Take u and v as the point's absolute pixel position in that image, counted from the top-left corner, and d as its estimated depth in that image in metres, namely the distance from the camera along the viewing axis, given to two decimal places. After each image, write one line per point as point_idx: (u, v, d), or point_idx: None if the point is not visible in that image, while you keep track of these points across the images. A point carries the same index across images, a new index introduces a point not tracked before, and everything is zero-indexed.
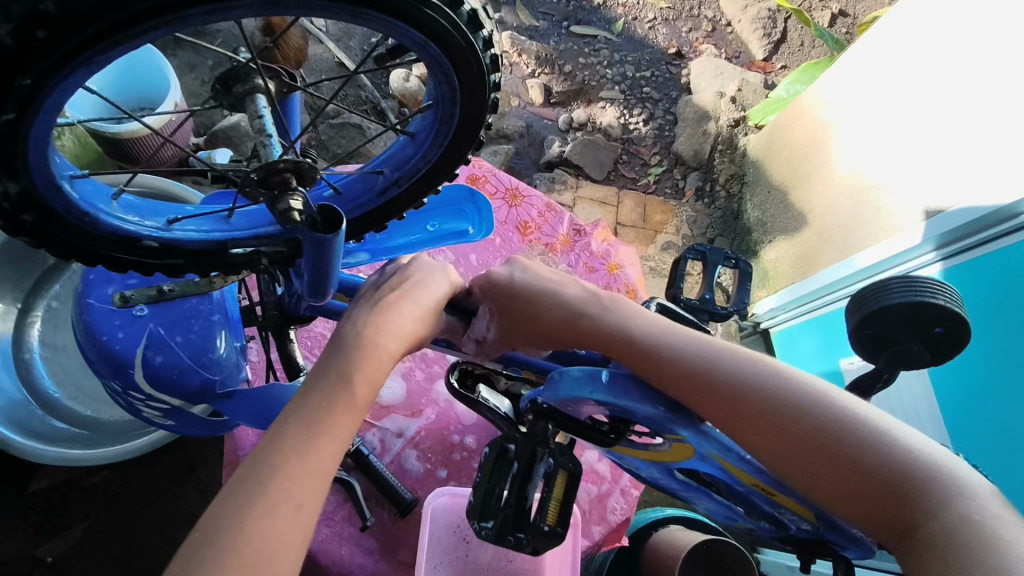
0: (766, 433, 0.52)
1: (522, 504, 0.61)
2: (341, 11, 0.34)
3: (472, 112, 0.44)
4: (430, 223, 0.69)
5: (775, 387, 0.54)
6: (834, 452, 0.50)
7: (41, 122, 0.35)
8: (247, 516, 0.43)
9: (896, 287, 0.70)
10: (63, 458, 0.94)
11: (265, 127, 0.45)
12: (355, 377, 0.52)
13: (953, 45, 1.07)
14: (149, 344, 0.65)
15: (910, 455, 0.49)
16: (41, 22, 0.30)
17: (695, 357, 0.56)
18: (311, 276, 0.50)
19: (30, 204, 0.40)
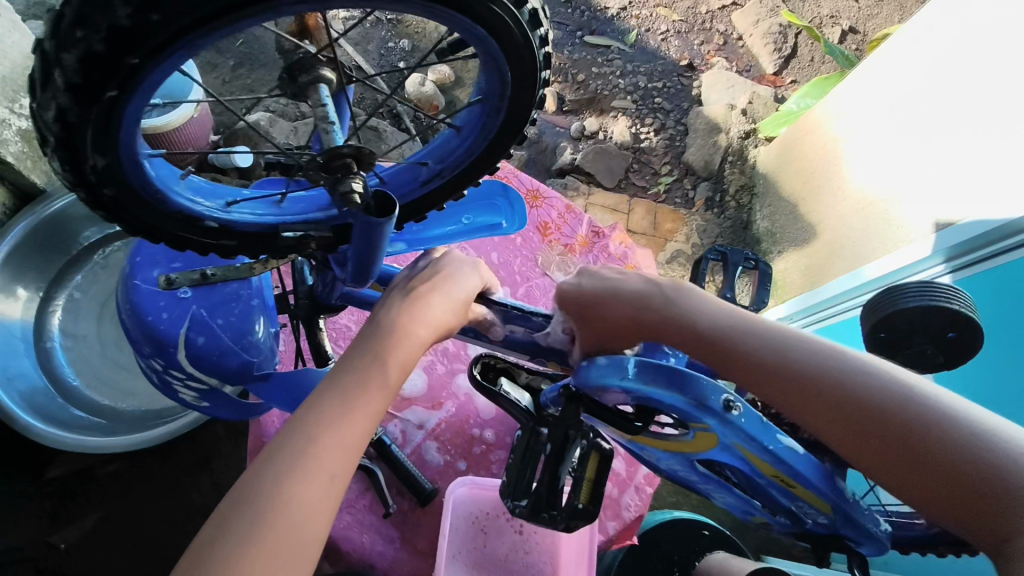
0: (848, 425, 0.54)
1: (556, 485, 0.63)
2: (414, 5, 0.35)
3: (520, 107, 0.47)
4: (465, 216, 0.71)
5: (862, 378, 0.55)
6: (918, 448, 0.52)
7: (137, 102, 0.37)
8: (286, 480, 0.45)
9: (911, 291, 0.72)
10: (82, 445, 0.96)
11: (327, 115, 0.47)
12: (389, 358, 0.54)
13: (965, 63, 1.09)
14: (192, 325, 0.67)
15: (998, 452, 0.50)
16: (156, 5, 0.32)
17: (781, 353, 0.58)
18: (357, 261, 0.52)
19: (112, 177, 0.41)
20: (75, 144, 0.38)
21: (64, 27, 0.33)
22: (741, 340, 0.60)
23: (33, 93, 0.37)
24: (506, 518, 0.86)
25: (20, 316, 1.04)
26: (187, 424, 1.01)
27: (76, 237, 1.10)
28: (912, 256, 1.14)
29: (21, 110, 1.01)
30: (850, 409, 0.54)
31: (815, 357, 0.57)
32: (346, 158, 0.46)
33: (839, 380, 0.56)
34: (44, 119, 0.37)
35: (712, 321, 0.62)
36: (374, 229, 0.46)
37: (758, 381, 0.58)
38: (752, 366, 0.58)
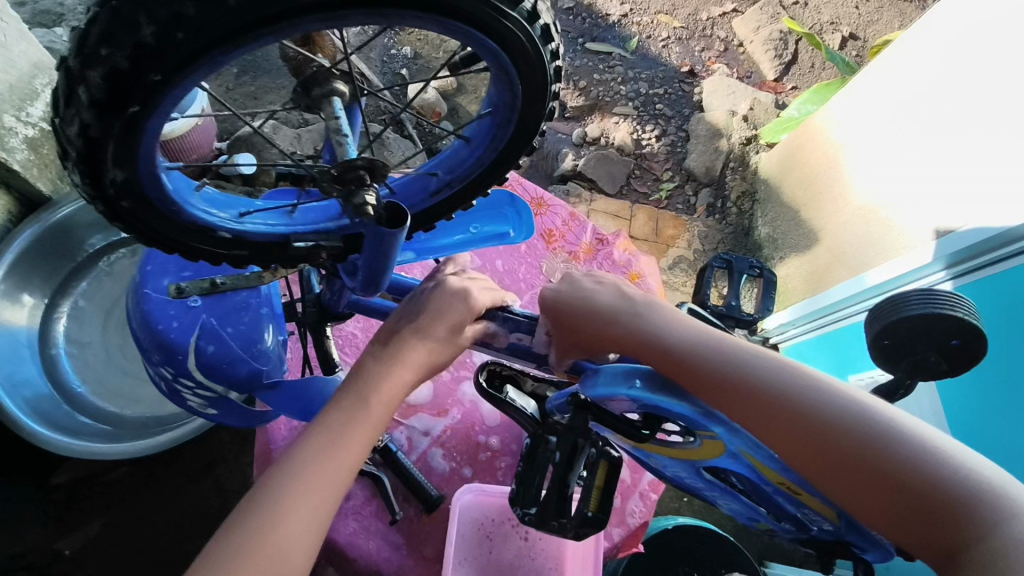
0: (808, 442, 0.52)
1: (564, 493, 0.64)
2: (426, 21, 0.36)
3: (530, 118, 0.47)
4: (472, 226, 0.71)
5: (818, 396, 0.54)
6: (886, 471, 0.50)
7: (157, 117, 0.37)
8: (273, 521, 0.50)
9: (914, 299, 0.72)
10: (84, 451, 0.96)
11: (341, 128, 0.47)
12: (375, 396, 0.58)
13: (964, 72, 1.10)
14: (202, 334, 0.68)
15: (955, 472, 0.49)
16: (181, 24, 0.32)
17: (742, 369, 0.56)
18: (369, 270, 0.52)
19: (130, 191, 0.42)
20: (95, 158, 0.39)
21: (89, 45, 0.34)
22: (710, 357, 0.58)
23: (57, 109, 0.38)
24: (512, 525, 0.87)
25: (26, 323, 1.04)
26: (192, 431, 1.02)
27: (82, 244, 1.11)
28: (912, 263, 1.15)
29: (28, 118, 1.01)
30: (808, 427, 0.53)
31: (784, 377, 0.55)
32: (359, 170, 0.46)
33: (803, 398, 0.54)
34: (67, 134, 0.38)
35: (682, 338, 0.60)
36: (386, 239, 0.46)
37: (733, 401, 0.55)
38: (723, 386, 0.56)
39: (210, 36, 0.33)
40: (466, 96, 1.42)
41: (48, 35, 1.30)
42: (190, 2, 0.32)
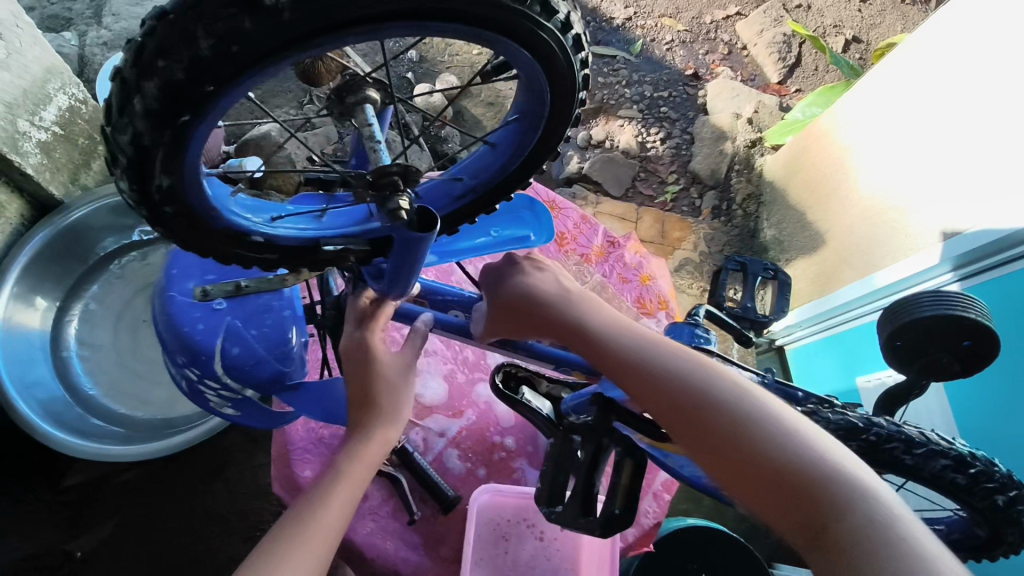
0: (685, 419, 0.51)
1: (590, 492, 0.64)
2: (465, 32, 0.37)
3: (556, 124, 0.48)
4: (492, 229, 0.73)
5: (708, 378, 0.52)
6: (751, 449, 0.47)
7: (205, 126, 0.39)
8: (306, 523, 0.55)
9: (927, 301, 0.73)
10: (98, 453, 0.97)
11: (375, 135, 0.48)
12: (369, 432, 0.63)
13: (969, 75, 1.11)
14: (227, 336, 0.69)
15: (822, 458, 0.46)
16: (237, 38, 0.34)
17: (642, 353, 0.56)
18: (399, 272, 0.53)
19: (174, 199, 0.43)
20: (144, 165, 0.40)
21: (146, 57, 0.35)
22: (616, 341, 0.58)
23: (108, 118, 0.39)
24: (527, 525, 0.88)
25: (39, 325, 1.05)
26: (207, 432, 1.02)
27: (95, 247, 1.12)
28: (921, 264, 1.16)
29: (42, 122, 1.02)
30: (690, 405, 0.51)
31: (677, 356, 0.55)
32: (394, 176, 0.47)
33: (687, 376, 0.53)
34: (118, 143, 0.39)
35: (596, 324, 0.61)
36: (420, 243, 0.47)
37: (628, 377, 0.55)
38: (623, 366, 0.56)
39: (262, 49, 0.34)
40: (472, 100, 1.43)
41: (58, 39, 1.31)
42: (247, 16, 0.33)
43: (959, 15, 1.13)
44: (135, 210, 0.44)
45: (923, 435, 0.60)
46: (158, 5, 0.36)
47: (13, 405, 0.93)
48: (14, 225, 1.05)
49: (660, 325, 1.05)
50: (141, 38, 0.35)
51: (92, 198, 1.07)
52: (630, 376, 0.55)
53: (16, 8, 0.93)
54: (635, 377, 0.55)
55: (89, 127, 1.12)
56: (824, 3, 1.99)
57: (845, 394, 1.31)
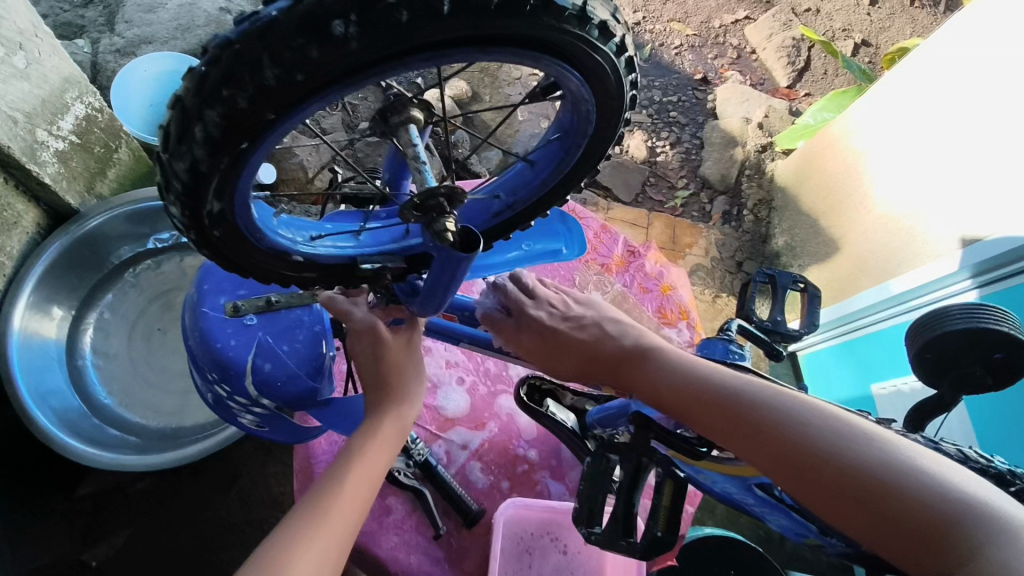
0: (790, 468, 0.49)
1: (630, 510, 0.64)
2: (525, 57, 0.39)
3: (598, 143, 0.49)
4: (524, 244, 0.77)
5: (804, 419, 0.51)
6: (868, 490, 0.45)
7: (261, 151, 0.40)
8: (326, 507, 0.56)
9: (958, 314, 0.72)
10: (115, 464, 0.95)
11: (419, 156, 0.48)
12: (384, 414, 0.64)
13: (977, 83, 1.11)
14: (259, 352, 0.70)
15: (951, 491, 0.43)
16: (303, 66, 0.35)
17: (730, 400, 0.54)
18: (436, 291, 0.54)
19: (222, 222, 0.44)
20: (198, 190, 0.41)
21: (210, 86, 0.35)
22: (699, 387, 0.57)
23: (165, 144, 0.40)
24: (551, 539, 0.88)
25: (55, 335, 1.04)
26: (223, 442, 0.99)
27: (110, 254, 1.11)
28: (939, 272, 1.16)
29: (59, 131, 1.01)
30: (791, 450, 0.49)
31: (767, 397, 0.53)
32: (441, 198, 0.47)
33: (782, 415, 0.51)
34: (174, 168, 0.40)
35: (674, 369, 0.60)
36: (461, 263, 0.48)
37: (721, 428, 0.54)
38: (716, 416, 0.54)
39: (326, 77, 0.35)
40: (482, 104, 1.42)
41: (71, 46, 1.32)
42: (314, 45, 0.34)
43: (962, 27, 1.12)
44: (185, 233, 0.45)
45: (962, 453, 0.60)
46: (220, 34, 0.36)
47: (30, 414, 0.93)
48: (30, 234, 1.04)
49: (681, 335, 1.04)
50: (204, 68, 0.36)
51: (109, 206, 1.05)
52: (723, 426, 0.54)
53: (35, 18, 0.93)
54: (728, 426, 0.53)
55: (105, 135, 1.10)
56: (833, 7, 1.99)
57: (861, 401, 1.30)
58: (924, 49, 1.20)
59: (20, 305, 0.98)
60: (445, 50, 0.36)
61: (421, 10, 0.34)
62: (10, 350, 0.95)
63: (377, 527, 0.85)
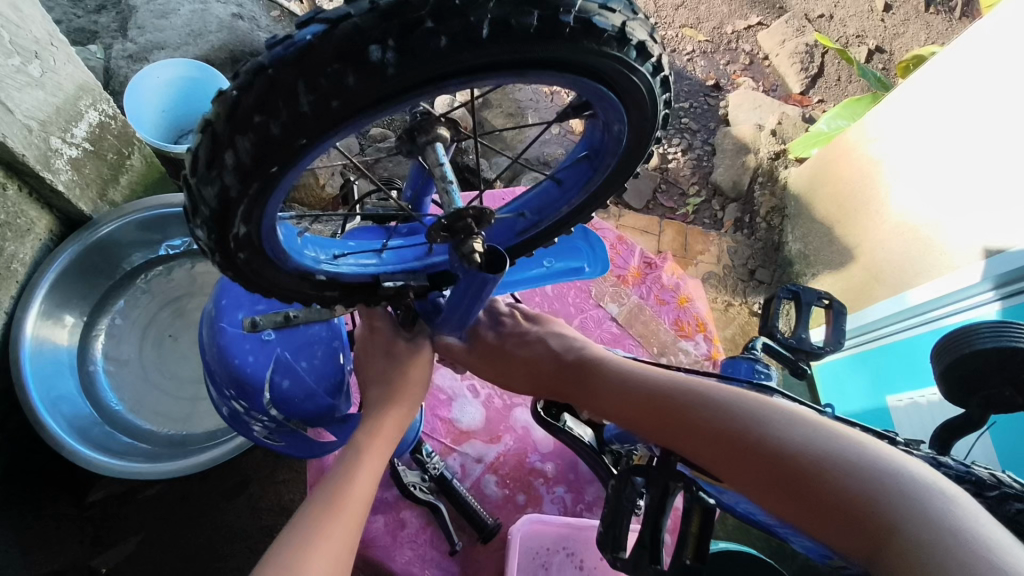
0: (701, 442, 0.58)
1: (657, 539, 0.61)
2: (564, 79, 0.41)
3: (627, 161, 0.53)
4: (546, 260, 0.75)
5: (712, 401, 0.60)
6: (758, 449, 0.54)
7: (292, 174, 0.41)
8: (333, 502, 0.57)
9: (986, 332, 0.71)
10: (126, 471, 0.93)
11: (446, 175, 0.48)
12: (387, 409, 0.66)
13: (995, 90, 1.09)
14: (277, 368, 0.70)
15: (825, 446, 0.51)
16: (337, 94, 0.36)
17: (657, 392, 0.65)
18: (457, 310, 0.55)
19: (248, 245, 0.45)
20: (226, 215, 0.42)
21: (243, 113, 0.37)
22: (654, 395, 0.65)
23: (194, 170, 0.41)
24: (566, 554, 0.85)
25: (66, 342, 1.04)
26: (230, 454, 0.95)
27: (123, 261, 1.10)
28: (961, 283, 1.12)
29: (72, 139, 1.01)
30: (701, 426, 0.59)
31: (713, 398, 0.60)
32: (469, 219, 0.49)
33: (726, 411, 0.58)
34: (203, 194, 0.41)
35: (627, 379, 0.68)
36: (486, 284, 0.49)
37: (671, 431, 0.61)
38: (645, 406, 0.65)
39: (362, 103, 0.37)
40: (491, 110, 1.40)
41: (84, 52, 1.32)
42: (351, 71, 0.35)
43: (979, 34, 1.10)
44: (211, 257, 0.46)
45: (994, 477, 0.59)
46: (251, 60, 0.37)
47: (41, 421, 0.92)
48: (43, 240, 1.03)
49: (698, 348, 1.05)
50: (236, 93, 0.37)
51: (120, 213, 1.03)
52: (672, 426, 0.61)
53: (51, 25, 0.93)
54: (679, 429, 0.61)
55: (118, 142, 1.09)
56: (847, 13, 1.97)
57: (877, 414, 1.27)
58: (939, 57, 1.18)
59: (32, 312, 0.97)
60: (482, 72, 0.38)
61: (462, 37, 0.35)
62: (22, 357, 0.95)
63: (391, 541, 0.85)
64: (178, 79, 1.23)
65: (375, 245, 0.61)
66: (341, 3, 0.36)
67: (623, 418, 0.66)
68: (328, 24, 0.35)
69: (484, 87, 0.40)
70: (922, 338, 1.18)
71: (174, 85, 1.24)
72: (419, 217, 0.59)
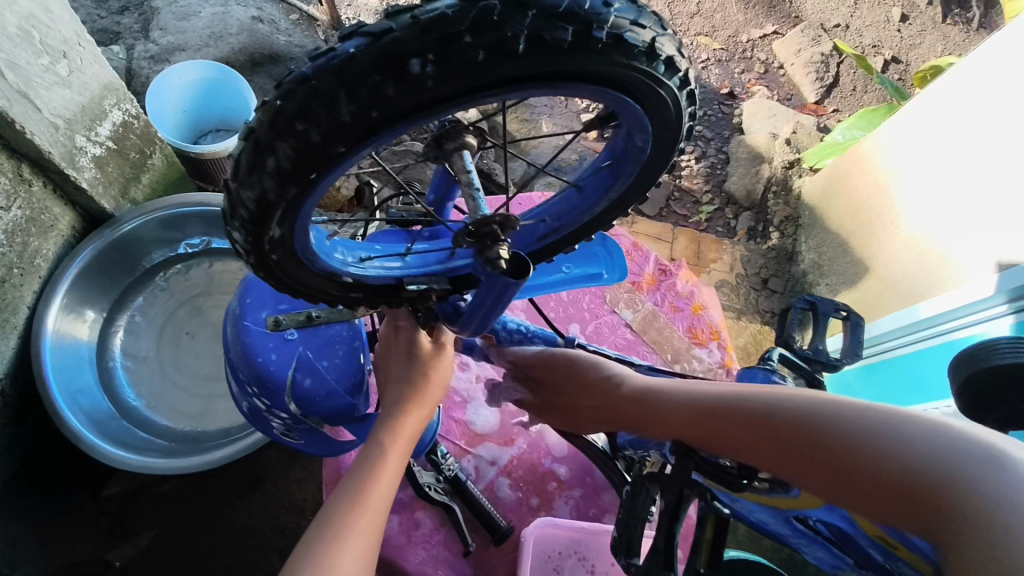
0: (785, 455, 0.56)
1: (672, 544, 0.61)
2: (593, 91, 0.42)
3: (648, 171, 0.54)
4: (565, 266, 0.76)
5: (796, 412, 0.57)
6: (851, 457, 0.52)
7: (327, 181, 0.42)
8: (356, 502, 0.58)
9: (1005, 347, 0.71)
10: (144, 467, 0.94)
11: (473, 182, 0.50)
12: (405, 411, 0.66)
13: (1009, 104, 1.09)
14: (299, 367, 0.71)
15: (929, 453, 0.48)
16: (376, 104, 0.37)
17: (730, 409, 0.62)
18: (477, 313, 0.57)
19: (282, 246, 0.47)
20: (264, 217, 0.43)
21: (285, 120, 0.38)
22: (727, 412, 0.62)
23: (235, 173, 0.42)
24: (578, 559, 0.86)
25: (86, 337, 1.06)
26: (246, 450, 0.96)
27: (144, 258, 1.12)
28: (970, 297, 1.12)
29: (97, 137, 1.02)
30: (784, 438, 0.57)
31: (795, 409, 0.57)
32: (495, 226, 0.50)
33: (810, 419, 0.56)
34: (242, 196, 0.42)
35: (696, 400, 0.66)
36: (509, 288, 0.51)
37: (751, 447, 0.59)
38: (715, 424, 0.63)
39: (399, 110, 0.38)
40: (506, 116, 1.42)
41: (107, 53, 1.34)
42: (390, 82, 0.36)
43: (996, 47, 1.11)
44: (245, 257, 0.47)
45: None
46: (295, 69, 0.39)
47: (62, 416, 0.94)
48: (66, 237, 1.05)
49: (712, 356, 1.06)
50: (279, 102, 0.38)
51: (142, 211, 1.06)
52: (755, 441, 0.59)
53: (80, 27, 0.95)
54: (777, 446, 0.57)
55: (141, 142, 1.11)
56: (863, 23, 1.97)
57: None
58: (955, 70, 1.19)
59: (53, 306, 0.99)
60: (514, 84, 0.39)
61: (496, 49, 0.36)
62: (43, 352, 0.96)
63: (405, 541, 0.86)
64: (200, 80, 1.25)
65: (399, 248, 0.62)
66: (383, 17, 0.37)
67: (728, 447, 0.61)
68: (369, 38, 0.36)
69: (514, 98, 0.41)
70: (934, 350, 1.18)
71: (195, 85, 1.25)
72: (442, 221, 0.60)
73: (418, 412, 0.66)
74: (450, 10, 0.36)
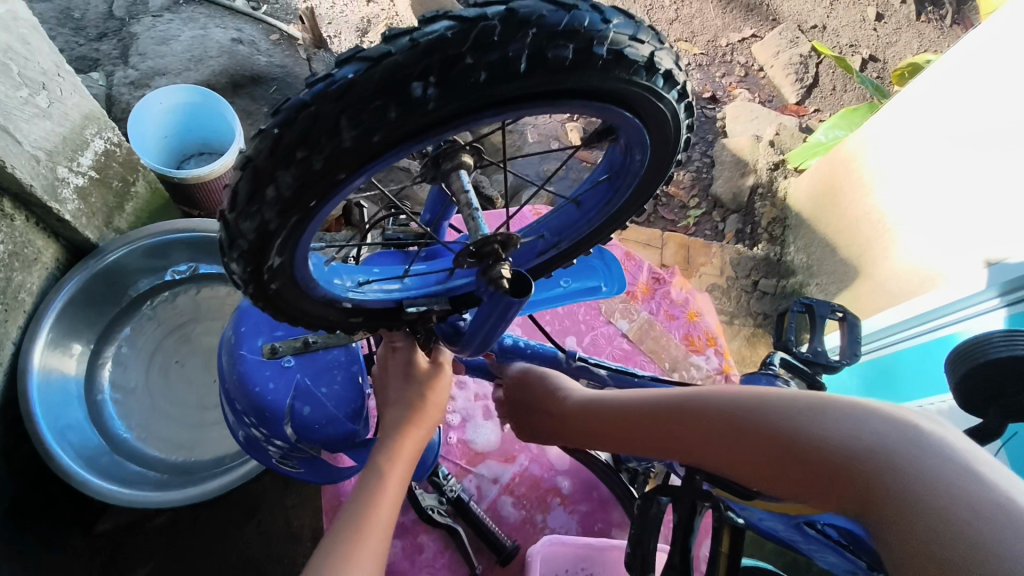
0: (716, 445, 0.59)
1: (687, 557, 0.60)
2: (592, 107, 0.42)
3: (646, 184, 0.54)
4: (563, 280, 0.76)
5: (728, 406, 0.60)
6: (775, 440, 0.55)
7: (327, 207, 0.42)
8: (358, 530, 0.57)
9: (999, 341, 0.71)
10: (138, 501, 0.92)
11: (472, 202, 0.48)
12: (404, 433, 0.65)
13: (985, 101, 1.10)
14: (297, 395, 0.70)
15: (841, 436, 0.51)
16: (378, 129, 0.37)
17: (668, 407, 0.65)
18: (478, 333, 0.56)
19: (281, 273, 0.46)
20: (263, 246, 0.42)
21: (285, 147, 0.37)
22: (664, 408, 0.65)
23: (233, 203, 0.41)
24: None
25: (74, 371, 1.04)
26: (242, 479, 0.94)
27: (130, 288, 1.10)
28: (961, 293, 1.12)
29: (79, 168, 1.01)
30: (716, 428, 0.60)
31: (724, 405, 0.60)
32: (495, 244, 0.50)
33: (737, 411, 0.59)
34: (241, 227, 0.41)
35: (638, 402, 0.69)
36: (511, 306, 0.50)
37: (687, 440, 0.62)
38: (654, 420, 0.66)
39: (400, 133, 0.37)
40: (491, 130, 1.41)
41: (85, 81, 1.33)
42: (392, 106, 0.36)
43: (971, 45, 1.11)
44: (243, 288, 0.46)
45: None
46: (292, 95, 0.38)
47: (52, 454, 0.92)
48: (49, 270, 1.03)
49: (710, 362, 1.06)
50: (277, 129, 0.37)
51: (127, 240, 1.04)
52: (690, 432, 0.62)
53: (59, 58, 0.93)
54: (707, 437, 0.60)
55: (124, 170, 1.09)
56: (839, 22, 1.99)
57: None
58: (935, 67, 1.20)
59: (39, 342, 0.97)
60: (514, 103, 0.39)
61: (498, 69, 0.36)
62: (31, 388, 0.94)
63: (409, 565, 0.85)
64: (181, 103, 1.24)
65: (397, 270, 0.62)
66: (380, 40, 0.36)
67: (665, 440, 0.64)
68: (368, 62, 0.36)
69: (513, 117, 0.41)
70: (929, 347, 1.18)
71: (176, 109, 1.24)
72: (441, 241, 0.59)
73: (418, 434, 0.65)
74: (450, 31, 0.35)
